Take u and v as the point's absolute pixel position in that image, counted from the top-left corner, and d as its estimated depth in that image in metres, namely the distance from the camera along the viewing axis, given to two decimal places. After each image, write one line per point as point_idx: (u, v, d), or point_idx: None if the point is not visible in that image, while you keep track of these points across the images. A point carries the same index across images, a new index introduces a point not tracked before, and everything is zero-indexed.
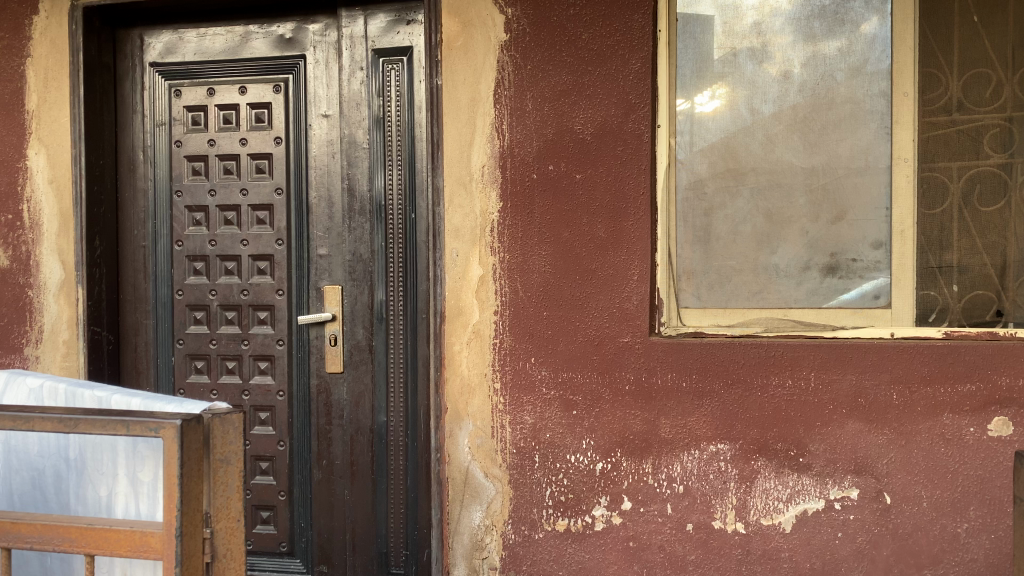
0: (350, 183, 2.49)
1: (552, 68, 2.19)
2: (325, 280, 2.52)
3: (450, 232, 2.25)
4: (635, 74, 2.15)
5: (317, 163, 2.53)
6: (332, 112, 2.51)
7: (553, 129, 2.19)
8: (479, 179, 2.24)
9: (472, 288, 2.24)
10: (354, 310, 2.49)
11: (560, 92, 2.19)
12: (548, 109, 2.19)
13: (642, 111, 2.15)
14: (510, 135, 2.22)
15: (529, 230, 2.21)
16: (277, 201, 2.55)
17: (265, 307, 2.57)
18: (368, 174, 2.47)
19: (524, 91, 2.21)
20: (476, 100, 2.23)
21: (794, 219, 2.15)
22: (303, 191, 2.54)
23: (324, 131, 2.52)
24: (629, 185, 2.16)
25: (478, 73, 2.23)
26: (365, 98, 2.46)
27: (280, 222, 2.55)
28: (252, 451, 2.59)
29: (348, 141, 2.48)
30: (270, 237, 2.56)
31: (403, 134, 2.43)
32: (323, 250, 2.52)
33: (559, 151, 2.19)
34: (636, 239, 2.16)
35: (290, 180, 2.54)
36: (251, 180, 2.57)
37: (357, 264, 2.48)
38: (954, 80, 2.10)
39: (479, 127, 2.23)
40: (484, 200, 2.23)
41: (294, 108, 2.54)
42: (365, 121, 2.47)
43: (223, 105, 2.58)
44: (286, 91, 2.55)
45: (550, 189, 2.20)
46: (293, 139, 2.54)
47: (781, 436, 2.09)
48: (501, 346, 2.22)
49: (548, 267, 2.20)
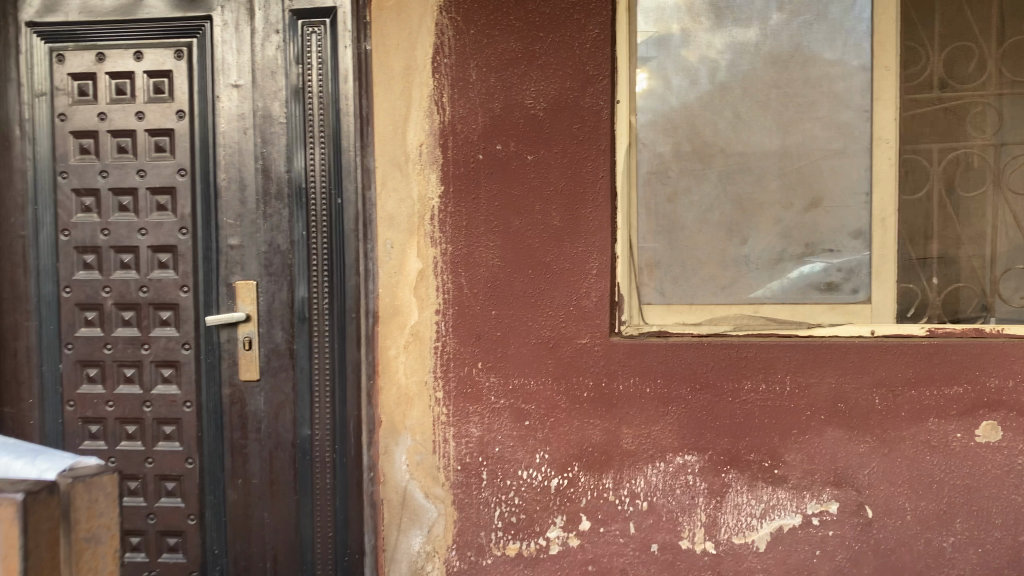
0: (266, 163, 2.18)
1: (499, 33, 1.93)
2: (237, 275, 2.21)
3: (383, 221, 1.99)
4: (591, 42, 1.90)
5: (226, 141, 2.21)
6: (243, 81, 2.19)
7: (501, 103, 1.93)
8: (416, 160, 1.97)
9: (409, 285, 1.99)
10: (271, 308, 2.19)
11: (508, 62, 1.93)
12: (494, 80, 1.93)
13: (600, 83, 1.91)
14: (452, 110, 1.95)
15: (474, 218, 1.96)
16: (179, 184, 2.23)
17: (168, 306, 2.24)
18: (286, 153, 2.17)
19: (467, 60, 1.94)
20: (411, 68, 1.96)
21: (767, 205, 1.94)
22: (211, 173, 2.21)
23: (234, 103, 2.20)
24: (585, 166, 1.92)
25: (413, 40, 1.96)
26: (282, 65, 2.16)
27: (184, 208, 2.23)
28: (155, 470, 2.26)
29: (263, 114, 2.18)
30: (173, 226, 2.23)
31: (326, 106, 2.12)
32: (235, 240, 2.21)
33: (508, 128, 1.93)
34: (594, 228, 1.93)
35: (195, 160, 2.22)
36: (150, 159, 2.23)
37: (275, 255, 2.19)
38: (936, 55, 1.93)
39: (415, 101, 1.96)
40: (422, 183, 1.97)
41: (200, 77, 2.21)
42: (282, 92, 2.16)
43: (115, 73, 2.23)
44: (188, 57, 2.22)
45: (498, 171, 1.95)
46: (198, 113, 2.22)
47: (754, 446, 1.89)
48: (443, 349, 1.98)
49: (497, 260, 1.96)
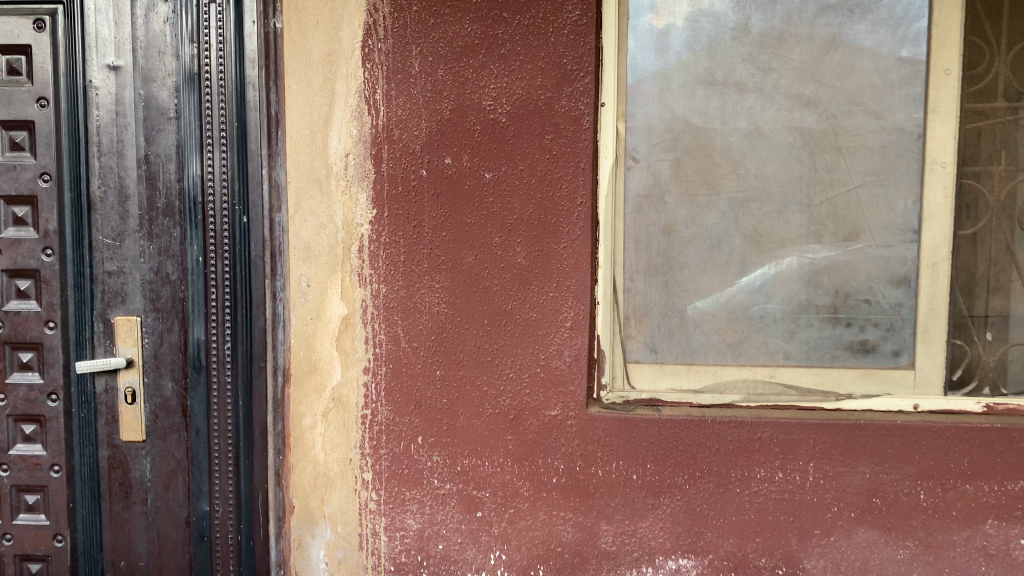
0: (152, 169, 1.71)
1: (451, 13, 1.47)
2: (117, 309, 1.75)
3: (297, 251, 1.54)
4: (570, 27, 1.46)
5: (102, 139, 1.73)
6: (124, 62, 1.71)
7: (452, 103, 1.49)
8: (339, 174, 1.52)
9: (330, 335, 1.55)
10: (159, 353, 1.74)
11: (461, 50, 1.47)
12: (444, 74, 1.48)
13: (579, 80, 1.46)
14: (388, 111, 1.50)
15: (415, 252, 1.52)
16: (41, 192, 1.74)
17: (31, 346, 1.78)
18: (177, 157, 1.70)
19: (409, 47, 1.48)
20: (335, 55, 1.50)
21: (788, 242, 1.52)
22: (83, 180, 1.74)
23: (112, 91, 1.72)
24: (558, 189, 1.49)
25: (338, 18, 1.50)
26: (173, 44, 1.68)
27: (47, 222, 1.75)
28: (15, 549, 1.81)
29: (147, 106, 1.70)
30: (34, 244, 1.75)
31: (228, 98, 1.65)
32: (115, 264, 1.75)
33: (462, 137, 1.49)
34: (569, 268, 1.49)
35: (62, 162, 1.74)
36: (6, 159, 1.74)
37: (163, 286, 1.72)
38: (1003, 55, 1.51)
39: (339, 97, 1.50)
40: (348, 205, 1.52)
41: (67, 55, 1.72)
42: (172, 79, 1.69)
43: None
44: (52, 29, 1.72)
45: (447, 192, 1.51)
46: (65, 101, 1.73)
47: (766, 550, 1.50)
48: (373, 420, 1.55)
49: (444, 307, 1.52)
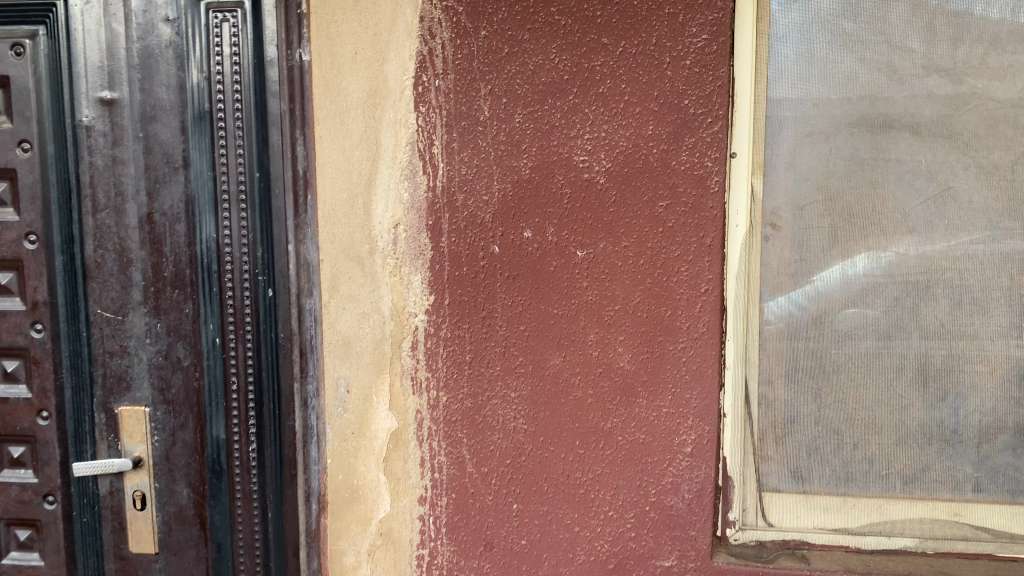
0: (157, 230, 1.38)
1: (532, 38, 1.10)
2: (120, 398, 1.44)
3: (334, 348, 1.20)
4: (694, 55, 1.07)
5: (98, 191, 1.40)
6: (120, 97, 1.37)
7: (533, 159, 1.12)
8: (386, 250, 1.17)
9: (376, 455, 1.21)
10: (171, 453, 1.42)
11: (545, 90, 1.10)
12: (522, 120, 1.11)
13: (704, 127, 1.07)
14: (448, 169, 1.14)
15: (484, 350, 1.16)
16: (27, 255, 1.43)
17: (21, 439, 1.48)
18: (187, 216, 1.36)
19: (473, 85, 1.12)
20: (379, 96, 1.14)
21: (986, 342, 1.13)
22: (77, 241, 1.42)
23: (108, 132, 1.38)
24: (675, 273, 1.10)
25: (383, 47, 1.14)
26: (179, 74, 1.33)
27: (36, 292, 1.44)
28: None
29: (149, 151, 1.36)
30: (21, 318, 1.45)
31: (246, 141, 1.18)
32: (116, 343, 1.43)
33: (545, 203, 1.12)
34: (689, 378, 1.11)
35: (51, 220, 1.42)
36: None
37: (173, 373, 1.40)
38: None
39: (386, 151, 1.15)
40: (399, 290, 1.17)
41: (53, 87, 1.39)
42: (179, 118, 1.34)
43: None
44: (33, 54, 1.39)
45: (526, 274, 1.14)
46: (52, 144, 1.40)
47: None
48: (432, 563, 1.21)
49: (524, 422, 1.16)
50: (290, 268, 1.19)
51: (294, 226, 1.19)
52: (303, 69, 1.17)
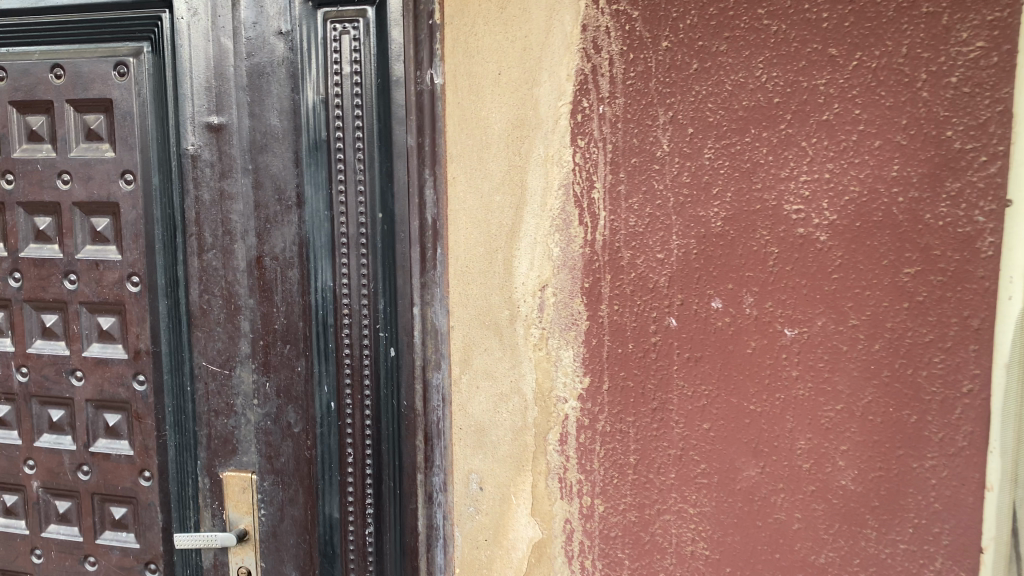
0: (267, 276, 1.19)
1: (730, 50, 0.83)
2: (223, 462, 1.26)
3: (465, 435, 0.97)
4: (963, 68, 0.76)
5: (204, 229, 1.22)
6: (229, 122, 1.18)
7: (726, 208, 0.85)
8: (531, 317, 0.92)
9: (515, 568, 0.98)
10: (279, 530, 1.24)
11: (747, 117, 0.83)
12: (713, 156, 0.85)
13: (975, 168, 0.76)
14: (610, 218, 0.88)
15: (654, 451, 0.90)
16: (130, 299, 1.28)
17: (123, 499, 1.33)
18: (301, 261, 1.16)
19: (650, 110, 0.86)
20: (528, 126, 0.90)
21: None
22: (181, 284, 1.25)
23: (215, 162, 1.20)
24: (925, 364, 0.80)
25: (533, 65, 0.89)
26: (293, 96, 1.13)
27: (139, 340, 1.28)
28: None
29: (260, 186, 1.17)
30: (123, 368, 1.30)
31: (367, 174, 1.11)
32: (222, 401, 1.25)
33: (742, 265, 0.85)
34: (940, 509, 0.81)
35: (155, 260, 1.26)
36: (87, 253, 1.29)
37: (283, 440, 1.21)
38: None
39: (532, 196, 0.91)
40: (545, 369, 0.92)
41: (159, 112, 1.24)
42: (293, 148, 1.14)
43: (28, 104, 1.28)
44: (137, 74, 1.23)
45: (714, 357, 0.87)
46: (157, 176, 1.24)
47: None
48: None
49: (705, 546, 0.89)
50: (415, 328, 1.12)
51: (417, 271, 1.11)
52: (433, 96, 0.95)
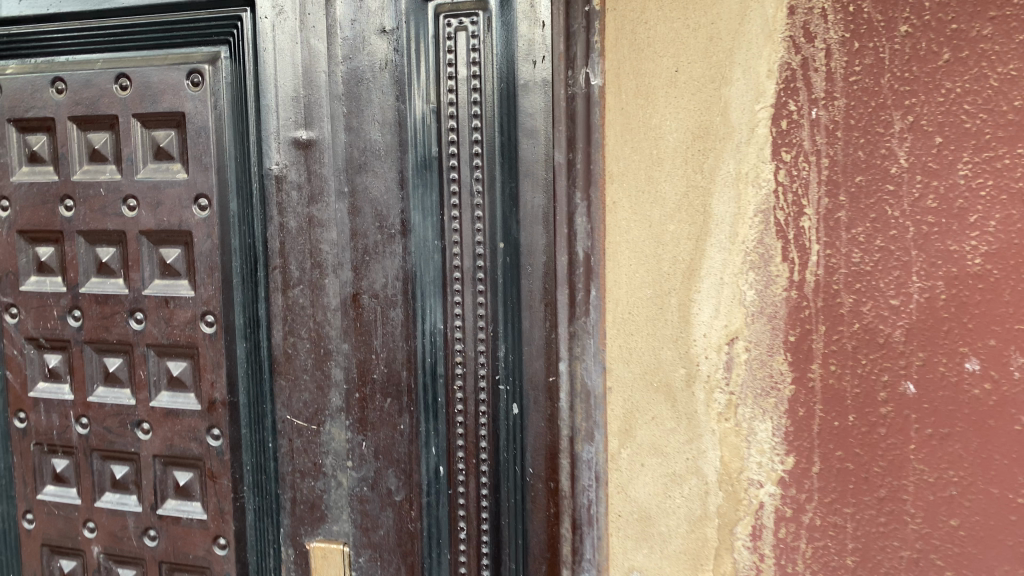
0: (364, 318, 1.01)
1: (997, 33, 0.62)
2: (310, 532, 1.08)
3: (624, 522, 0.79)
4: None
5: (289, 261, 1.05)
6: (320, 138, 1.01)
7: (988, 241, 0.63)
8: (714, 379, 0.73)
9: None
10: None
11: (1020, 122, 0.62)
12: (970, 173, 0.63)
13: None
14: (825, 253, 0.68)
15: (881, 555, 0.69)
16: (203, 341, 1.11)
17: (194, 569, 1.16)
18: (405, 299, 0.99)
19: (881, 114, 0.66)
20: (713, 138, 0.71)
21: None
22: (263, 325, 1.08)
23: (303, 184, 1.03)
24: None
25: (721, 60, 0.71)
26: (397, 106, 0.95)
27: (214, 389, 1.12)
28: None
29: (356, 212, 0.99)
30: (196, 421, 1.13)
31: (485, 196, 0.93)
32: (309, 461, 1.07)
33: (1009, 317, 0.63)
34: None
35: (234, 297, 1.09)
36: (155, 289, 1.12)
37: (382, 510, 1.03)
38: None
39: (719, 225, 0.72)
40: (733, 445, 0.73)
41: (238, 127, 1.07)
42: (397, 167, 0.96)
43: (90, 120, 1.13)
44: (213, 83, 1.07)
45: (966, 437, 0.65)
46: (236, 201, 1.08)
47: None
48: None
49: None
50: (544, 382, 0.93)
51: (546, 312, 0.93)
52: (587, 102, 0.77)
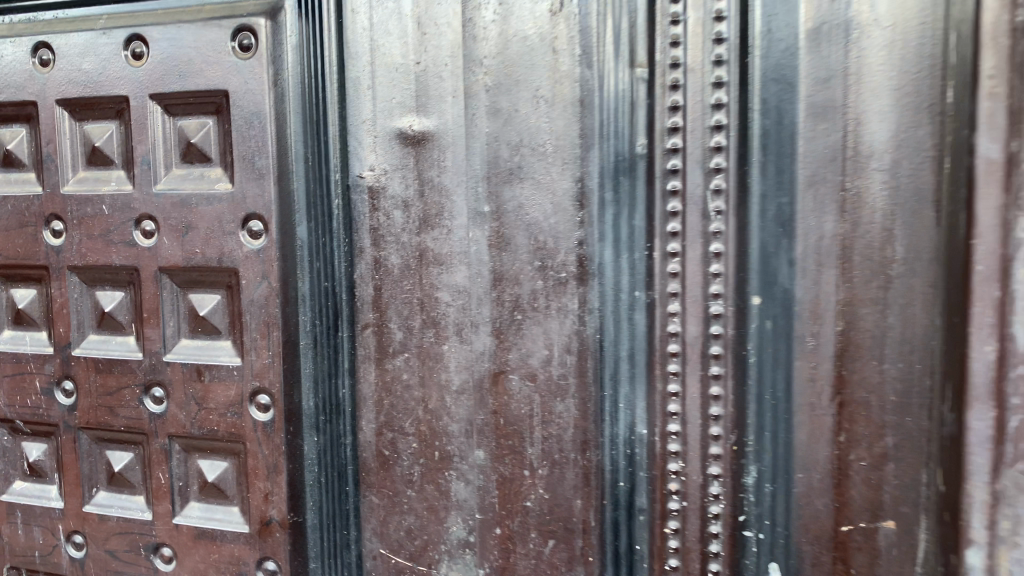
0: (512, 414, 0.64)
1: None
2: None
3: None
4: None
5: (388, 317, 0.69)
6: (441, 129, 0.65)
7: None
8: None
9: None
10: None
11: None
12: None
13: None
14: None
15: None
16: (253, 432, 0.75)
17: None
18: (584, 383, 0.61)
19: None
20: None
21: None
22: (347, 413, 0.72)
23: (412, 201, 0.67)
24: None
25: None
26: (578, 74, 0.59)
27: (269, 504, 0.75)
28: None
29: (502, 244, 0.63)
30: (240, 549, 0.76)
31: (729, 219, 0.56)
32: None
33: None
34: None
35: (301, 367, 0.73)
36: (182, 353, 0.76)
37: None
38: None
39: None
40: None
41: (306, 111, 0.70)
42: (574, 172, 0.59)
43: (86, 104, 0.77)
44: (272, 47, 0.70)
45: None
46: (304, 225, 0.71)
47: None
48: None
49: None
50: (832, 533, 0.56)
51: (840, 418, 0.55)
52: None
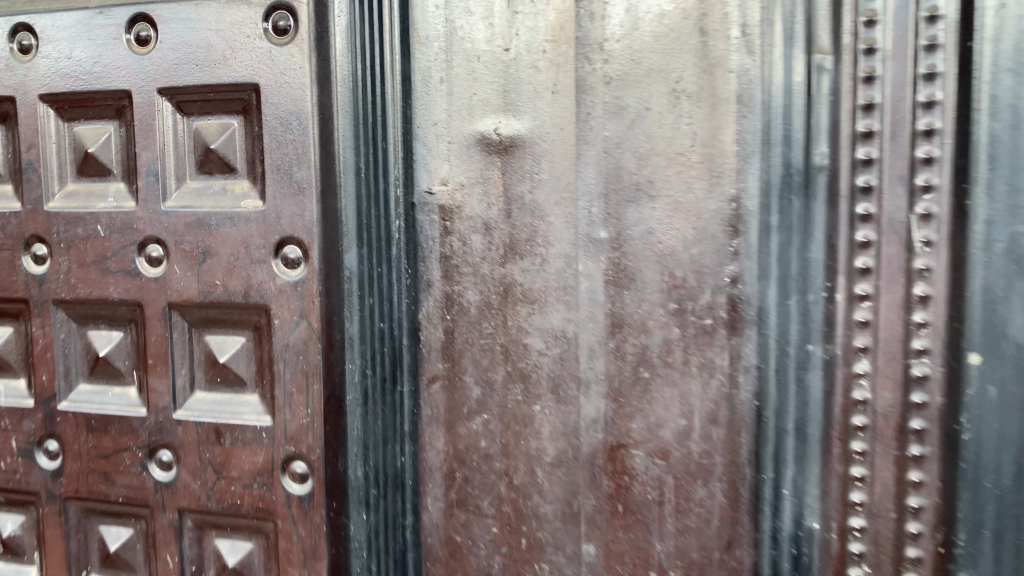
0: (636, 501, 0.50)
1: None
2: None
3: None
4: None
5: (463, 368, 0.55)
6: (537, 132, 0.51)
7: None
8: None
9: None
10: None
11: None
12: None
13: None
14: None
15: None
16: (283, 508, 0.59)
17: None
18: (732, 465, 0.48)
19: None
20: None
21: None
22: (410, 488, 0.57)
23: (496, 223, 0.53)
24: None
25: None
26: (741, 67, 0.46)
27: None
28: None
29: (624, 280, 0.49)
30: None
31: (940, 253, 0.43)
32: None
33: None
34: None
35: (349, 426, 0.57)
36: (197, 409, 0.61)
37: None
38: None
39: None
40: None
41: (360, 110, 0.55)
42: (732, 191, 0.46)
43: (78, 100, 0.62)
44: (316, 30, 0.55)
45: None
46: (355, 251, 0.56)
47: None
48: None
49: None
50: None
51: None
52: None
